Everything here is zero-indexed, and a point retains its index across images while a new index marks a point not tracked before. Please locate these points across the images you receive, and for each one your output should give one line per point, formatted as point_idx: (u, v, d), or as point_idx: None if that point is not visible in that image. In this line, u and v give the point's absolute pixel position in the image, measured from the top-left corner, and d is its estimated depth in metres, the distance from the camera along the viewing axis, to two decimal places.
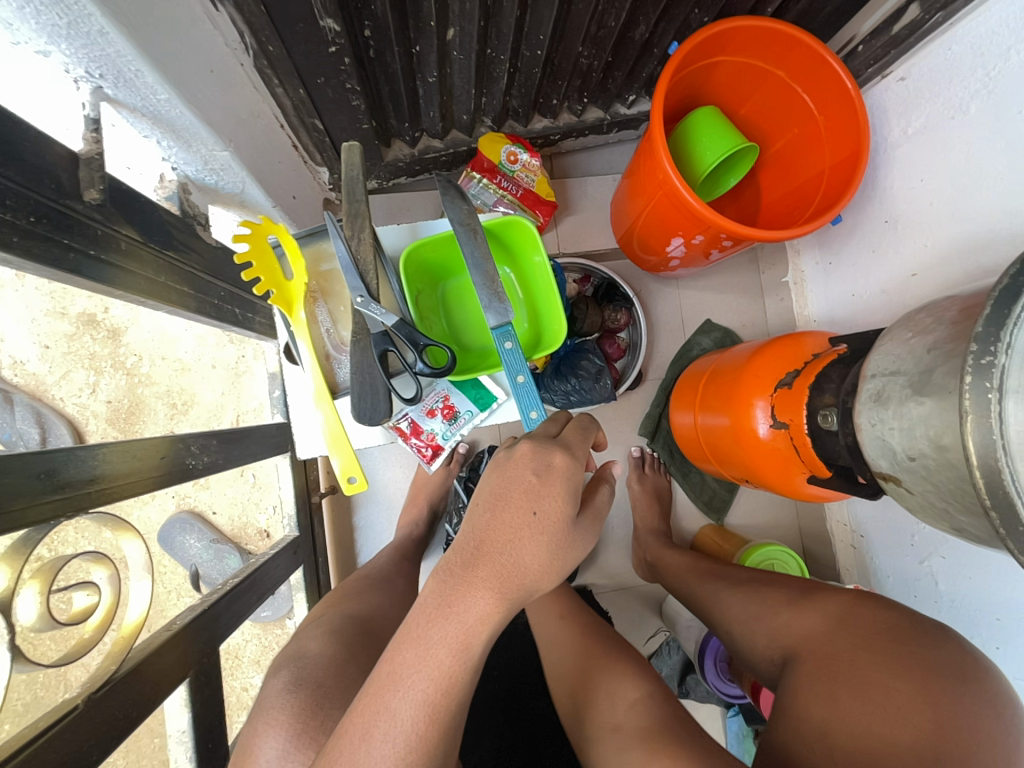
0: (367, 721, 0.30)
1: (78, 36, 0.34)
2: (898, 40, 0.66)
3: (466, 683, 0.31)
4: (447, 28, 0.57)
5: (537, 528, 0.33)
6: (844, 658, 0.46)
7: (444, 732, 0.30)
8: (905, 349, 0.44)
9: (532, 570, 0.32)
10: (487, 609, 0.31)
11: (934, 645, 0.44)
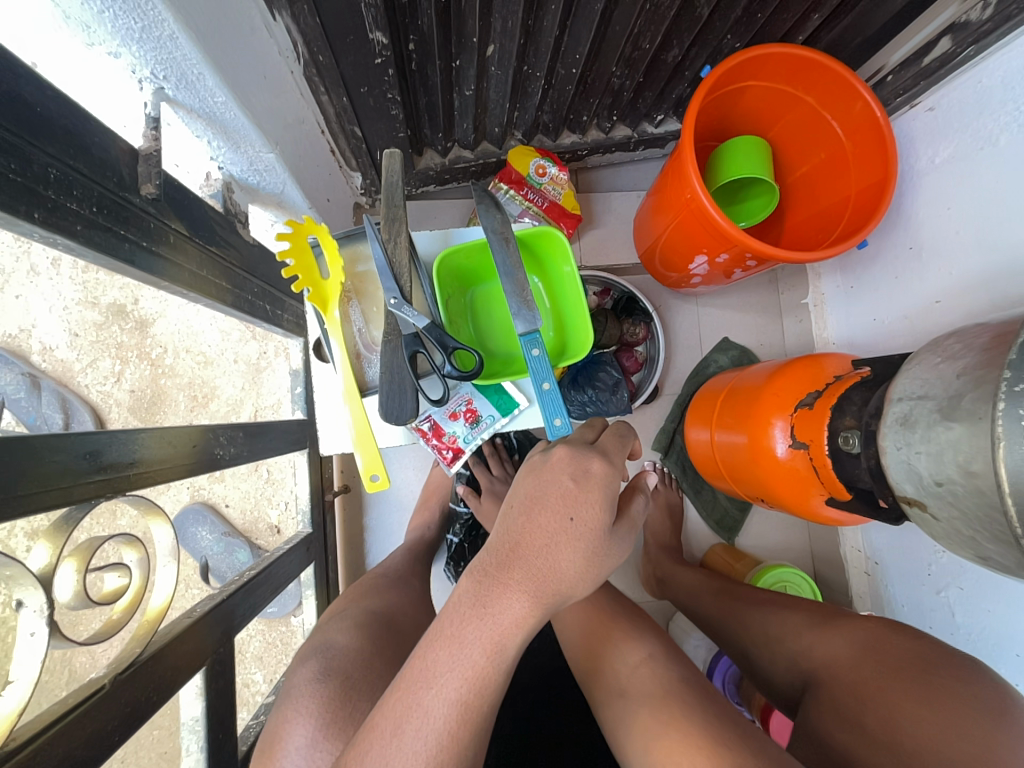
0: (400, 716, 0.31)
1: (149, 40, 0.36)
2: (928, 72, 0.67)
3: (497, 685, 0.32)
4: (487, 45, 0.59)
5: (574, 534, 0.34)
6: (872, 685, 0.45)
7: (473, 730, 0.31)
8: (933, 374, 0.44)
9: (567, 576, 0.33)
10: (520, 613, 0.32)
11: (971, 680, 0.43)
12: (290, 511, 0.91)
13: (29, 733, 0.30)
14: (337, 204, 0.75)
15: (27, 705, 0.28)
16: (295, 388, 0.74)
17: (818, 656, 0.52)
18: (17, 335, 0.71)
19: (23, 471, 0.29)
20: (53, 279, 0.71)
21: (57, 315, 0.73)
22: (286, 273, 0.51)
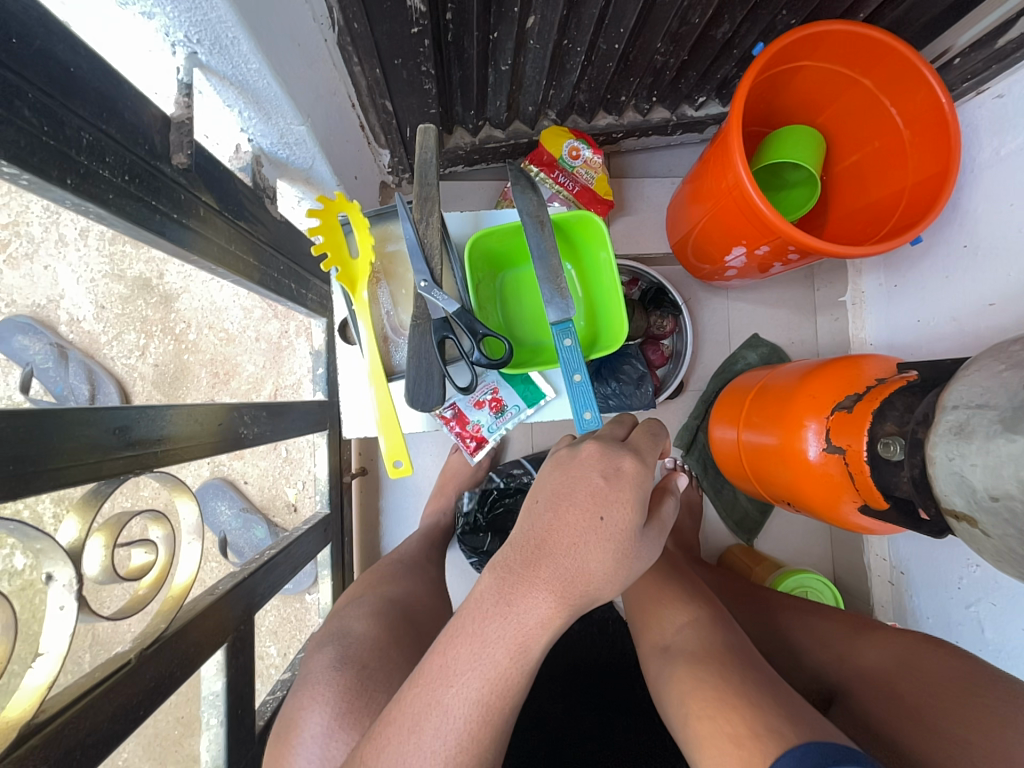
0: (418, 713, 0.30)
1: (184, 0, 0.34)
2: (1001, 55, 0.62)
3: (519, 686, 0.31)
4: (528, 16, 0.56)
5: (604, 533, 0.32)
6: (914, 707, 0.44)
7: (493, 731, 0.31)
8: (995, 381, 0.41)
9: (596, 577, 0.32)
10: (546, 613, 0.31)
11: (1012, 702, 0.40)
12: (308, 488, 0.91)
13: (58, 704, 0.30)
14: (364, 182, 0.73)
15: (56, 678, 0.29)
16: (316, 368, 0.73)
17: (845, 668, 0.51)
18: (46, 304, 0.73)
19: (53, 445, 0.29)
20: (80, 249, 0.74)
21: (85, 286, 0.75)
22: (315, 250, 0.49)
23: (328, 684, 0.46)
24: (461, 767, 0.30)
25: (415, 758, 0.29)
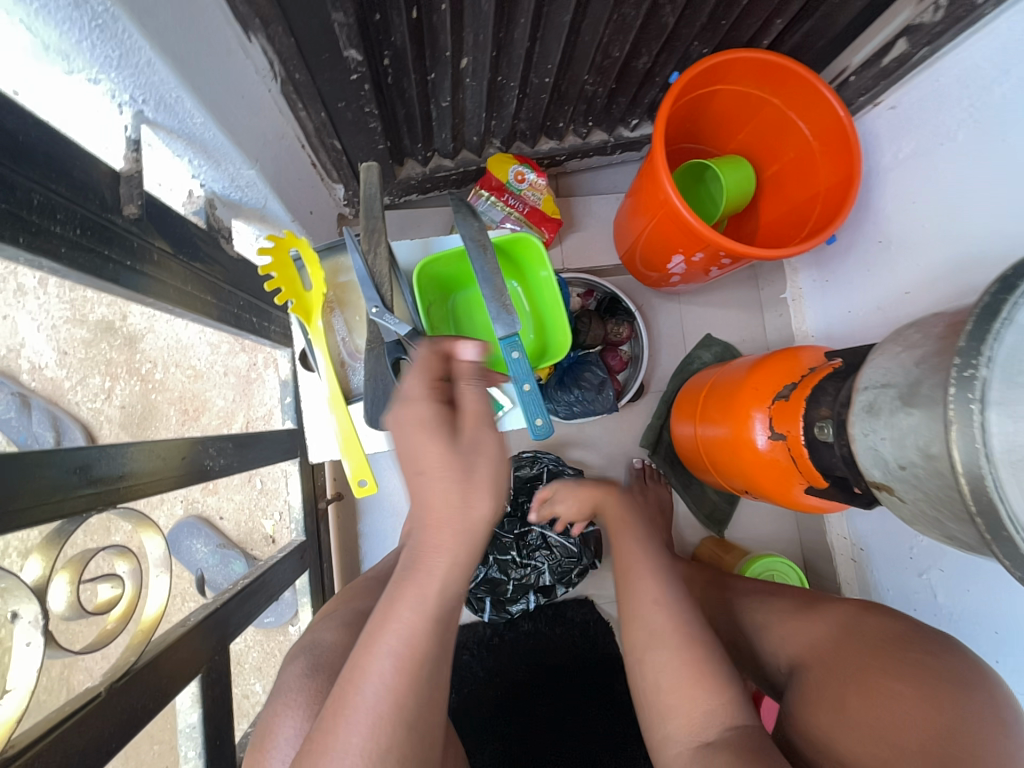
0: (347, 686, 0.36)
1: (129, 68, 0.37)
2: (887, 72, 0.69)
3: (434, 628, 0.37)
4: (461, 58, 0.61)
5: (421, 476, 0.40)
6: (851, 665, 0.46)
7: (427, 664, 0.37)
8: (895, 363, 0.46)
9: (442, 506, 0.39)
10: (447, 557, 0.38)
11: (938, 654, 0.44)
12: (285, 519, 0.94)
13: (29, 738, 0.30)
14: (320, 216, 0.76)
15: (25, 711, 0.30)
16: (284, 398, 0.75)
17: (793, 638, 0.55)
18: (6, 355, 0.67)
19: (14, 487, 0.30)
20: (42, 298, 0.66)
21: (48, 337, 0.70)
22: (269, 286, 0.52)
23: (299, 696, 0.46)
24: (385, 720, 0.34)
25: (345, 724, 0.34)
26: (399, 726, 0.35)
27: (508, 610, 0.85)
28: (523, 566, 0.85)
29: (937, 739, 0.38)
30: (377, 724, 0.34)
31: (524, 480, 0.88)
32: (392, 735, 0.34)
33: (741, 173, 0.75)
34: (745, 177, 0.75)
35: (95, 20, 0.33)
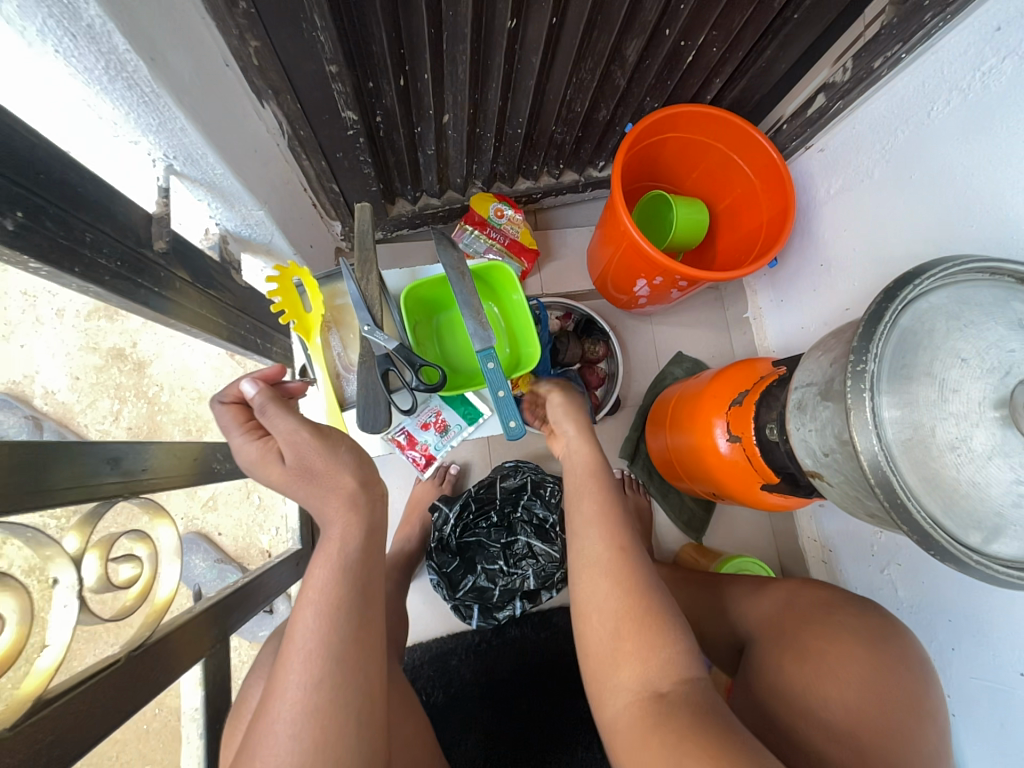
0: (286, 653, 0.40)
1: (166, 132, 0.45)
2: (812, 121, 0.80)
3: (343, 576, 0.43)
4: (442, 114, 0.71)
5: (306, 487, 0.46)
6: (790, 630, 0.55)
7: (348, 608, 0.42)
8: (816, 364, 0.53)
9: (332, 504, 0.45)
10: (339, 525, 0.45)
11: (856, 616, 0.53)
12: (281, 534, 0.98)
13: (61, 689, 0.35)
14: (319, 250, 0.84)
15: (61, 663, 0.34)
16: None
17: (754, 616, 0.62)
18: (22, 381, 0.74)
19: (67, 472, 0.36)
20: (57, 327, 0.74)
21: (62, 361, 0.78)
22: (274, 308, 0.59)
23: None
24: (324, 665, 0.40)
25: (293, 678, 0.39)
26: (336, 664, 0.40)
27: (496, 616, 0.89)
28: (510, 573, 0.89)
29: (862, 686, 0.47)
30: (312, 664, 0.39)
31: (510, 490, 0.93)
32: (324, 669, 0.39)
33: (694, 208, 0.85)
34: (698, 211, 0.85)
35: (143, 98, 0.41)
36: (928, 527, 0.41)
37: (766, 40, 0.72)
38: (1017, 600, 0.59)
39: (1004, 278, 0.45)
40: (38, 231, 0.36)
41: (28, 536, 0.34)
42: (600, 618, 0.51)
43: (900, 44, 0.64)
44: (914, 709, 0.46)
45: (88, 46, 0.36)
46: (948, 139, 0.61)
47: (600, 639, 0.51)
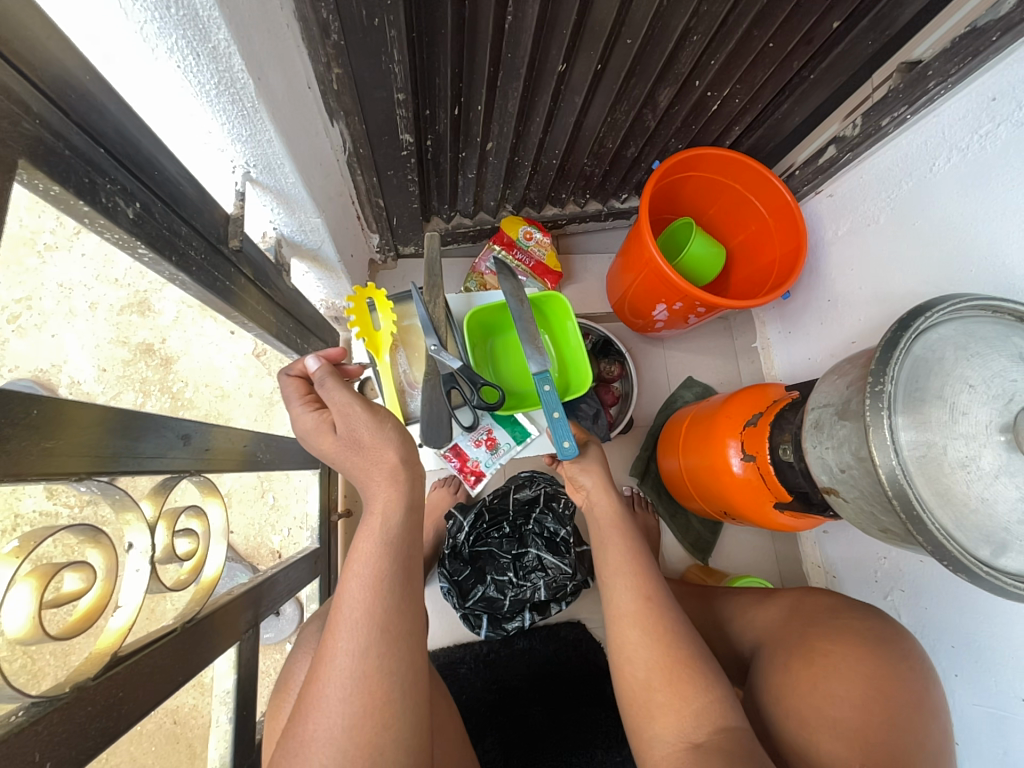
0: (334, 620, 0.45)
1: (254, 143, 0.50)
2: (823, 170, 0.87)
3: (385, 553, 0.48)
4: (487, 142, 0.77)
5: (357, 454, 0.51)
6: (798, 633, 0.58)
7: (389, 583, 0.47)
8: (833, 387, 0.57)
9: (378, 472, 0.50)
10: (380, 498, 0.50)
11: (861, 617, 0.56)
12: (293, 535, 0.91)
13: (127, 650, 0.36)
14: (357, 260, 0.89)
15: (133, 623, 0.35)
16: None
17: (762, 624, 0.65)
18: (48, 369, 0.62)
19: (153, 444, 0.39)
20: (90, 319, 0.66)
21: (89, 352, 0.67)
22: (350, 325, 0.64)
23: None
24: (371, 626, 0.45)
25: (343, 642, 0.44)
26: (380, 636, 0.45)
27: (504, 627, 0.90)
28: (520, 585, 0.89)
29: (867, 683, 0.50)
30: (360, 634, 0.44)
31: (522, 502, 0.94)
32: (372, 638, 0.44)
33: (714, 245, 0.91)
34: (716, 247, 0.91)
35: (242, 112, 0.46)
36: (941, 538, 0.44)
37: (785, 94, 0.79)
38: (1016, 624, 0.62)
39: (1005, 316, 0.50)
40: (151, 223, 0.40)
41: (116, 497, 0.35)
42: (633, 638, 0.57)
43: (906, 106, 0.71)
44: (916, 705, 0.49)
45: (208, 63, 0.40)
46: (951, 193, 0.67)
47: (631, 659, 0.56)
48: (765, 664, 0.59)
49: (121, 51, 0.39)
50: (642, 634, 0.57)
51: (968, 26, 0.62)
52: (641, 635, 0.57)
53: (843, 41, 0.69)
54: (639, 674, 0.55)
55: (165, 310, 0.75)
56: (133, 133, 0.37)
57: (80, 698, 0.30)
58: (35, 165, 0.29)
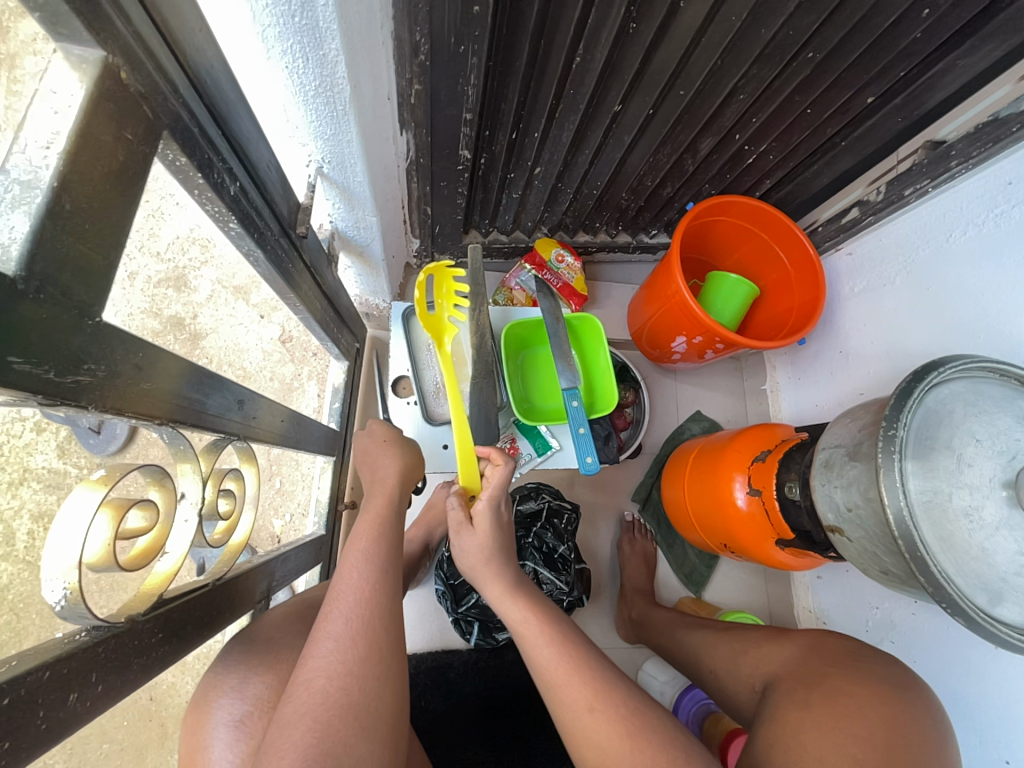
0: (327, 609, 0.45)
1: (335, 142, 0.54)
2: (845, 229, 0.93)
3: (381, 528, 0.54)
4: (536, 166, 0.82)
5: (377, 453, 0.65)
6: (818, 673, 0.60)
7: (382, 554, 0.51)
8: (844, 430, 0.60)
9: (386, 468, 0.62)
10: (379, 492, 0.59)
11: (882, 663, 0.59)
12: (295, 521, 0.91)
13: (169, 595, 0.38)
14: (397, 261, 0.93)
15: (180, 568, 0.37)
16: (334, 402, 0.97)
17: (774, 661, 0.67)
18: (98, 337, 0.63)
19: (216, 403, 0.41)
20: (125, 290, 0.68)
21: (121, 319, 0.68)
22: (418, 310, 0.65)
23: (255, 682, 0.45)
24: (371, 605, 0.46)
25: (337, 623, 0.44)
26: (375, 598, 0.46)
27: (495, 637, 0.89)
28: None
29: (883, 726, 0.51)
30: (363, 600, 0.46)
31: (525, 515, 0.95)
32: (366, 618, 0.45)
33: (731, 312, 0.94)
34: (727, 314, 0.95)
35: (332, 113, 0.50)
36: (944, 580, 0.47)
37: (817, 156, 0.85)
38: (1009, 684, 0.63)
39: (1011, 380, 0.52)
40: (244, 203, 0.43)
41: (179, 446, 0.36)
42: (566, 691, 0.52)
43: (929, 180, 0.76)
44: (929, 743, 0.50)
45: (314, 67, 0.44)
46: (964, 262, 0.72)
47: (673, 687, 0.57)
48: (780, 700, 0.60)
49: (241, 47, 0.43)
50: (558, 662, 0.53)
51: (990, 115, 0.68)
52: (572, 684, 0.52)
53: (876, 114, 0.74)
54: (577, 725, 0.50)
55: (200, 287, 0.80)
56: (241, 117, 0.41)
57: (130, 629, 0.32)
58: (174, 138, 0.32)
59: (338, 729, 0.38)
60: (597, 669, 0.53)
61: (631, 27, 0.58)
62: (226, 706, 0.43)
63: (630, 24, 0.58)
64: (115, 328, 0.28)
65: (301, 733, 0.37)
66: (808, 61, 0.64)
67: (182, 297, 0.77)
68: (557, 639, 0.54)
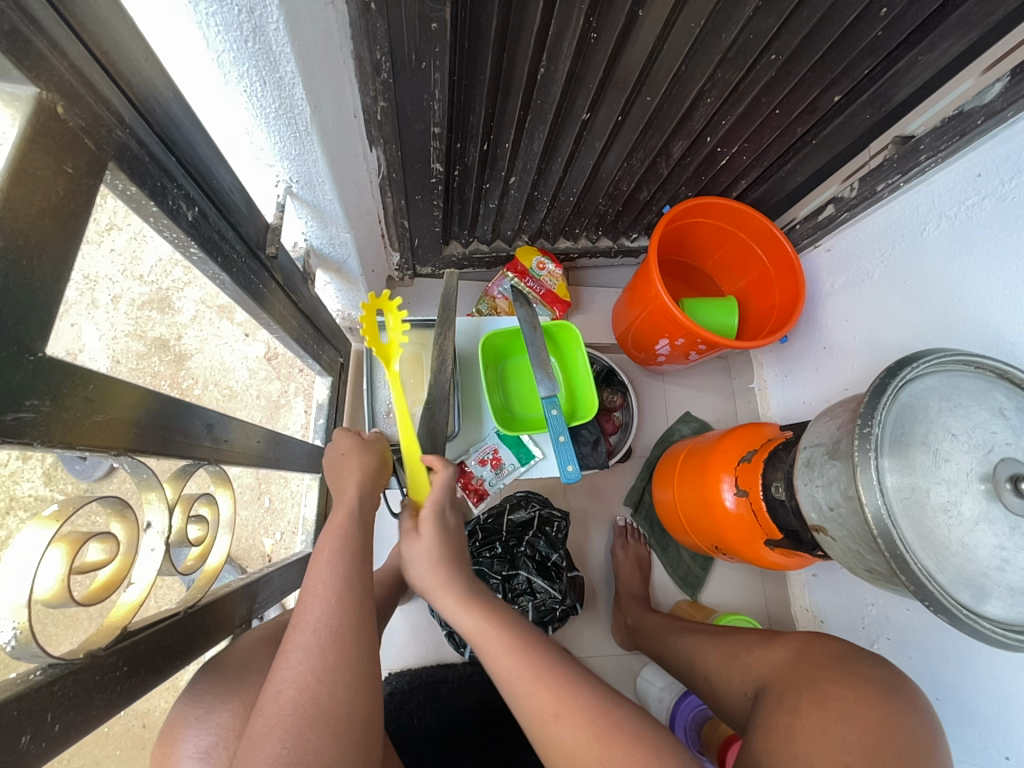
0: (294, 622, 0.44)
1: (301, 163, 0.54)
2: (821, 225, 0.93)
3: (350, 530, 0.54)
4: (510, 176, 0.82)
5: (346, 455, 0.63)
6: (807, 677, 0.60)
7: (353, 566, 0.50)
8: (824, 428, 0.60)
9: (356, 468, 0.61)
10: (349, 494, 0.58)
11: (869, 663, 0.59)
12: (286, 540, 0.91)
13: (137, 625, 0.37)
14: (377, 275, 0.93)
15: (144, 600, 0.36)
16: (318, 419, 0.93)
17: (765, 665, 0.67)
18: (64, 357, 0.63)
19: (183, 429, 0.41)
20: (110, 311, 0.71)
21: (105, 342, 0.69)
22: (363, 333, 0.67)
23: (235, 705, 0.44)
24: (344, 614, 0.45)
25: (299, 640, 0.43)
26: (340, 607, 0.45)
27: None
28: (507, 607, 0.89)
29: (874, 733, 0.50)
30: (331, 609, 0.45)
31: (516, 524, 0.94)
32: (336, 636, 0.44)
33: (707, 322, 0.94)
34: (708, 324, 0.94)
35: (295, 134, 0.50)
36: (925, 578, 0.46)
37: (789, 155, 0.85)
38: (1003, 678, 0.62)
39: (987, 372, 0.53)
40: (206, 227, 0.43)
41: (142, 475, 0.36)
42: (530, 699, 0.48)
43: (900, 174, 0.77)
44: (920, 743, 0.50)
45: (271, 91, 0.44)
46: (939, 256, 0.72)
47: None
48: (770, 705, 0.60)
49: (198, 73, 0.43)
50: (518, 661, 0.50)
51: (956, 109, 0.68)
52: (537, 692, 0.48)
53: (844, 112, 0.75)
54: (546, 736, 0.47)
55: (183, 309, 0.81)
56: (200, 145, 0.41)
57: (90, 665, 0.32)
58: (121, 169, 0.32)
59: (309, 738, 0.38)
60: (558, 670, 0.50)
61: (591, 37, 0.59)
62: (191, 740, 0.42)
63: (591, 35, 0.59)
64: (63, 362, 0.28)
65: (273, 745, 0.37)
66: (771, 63, 0.65)
67: (166, 318, 0.79)
68: (516, 646, 0.51)
